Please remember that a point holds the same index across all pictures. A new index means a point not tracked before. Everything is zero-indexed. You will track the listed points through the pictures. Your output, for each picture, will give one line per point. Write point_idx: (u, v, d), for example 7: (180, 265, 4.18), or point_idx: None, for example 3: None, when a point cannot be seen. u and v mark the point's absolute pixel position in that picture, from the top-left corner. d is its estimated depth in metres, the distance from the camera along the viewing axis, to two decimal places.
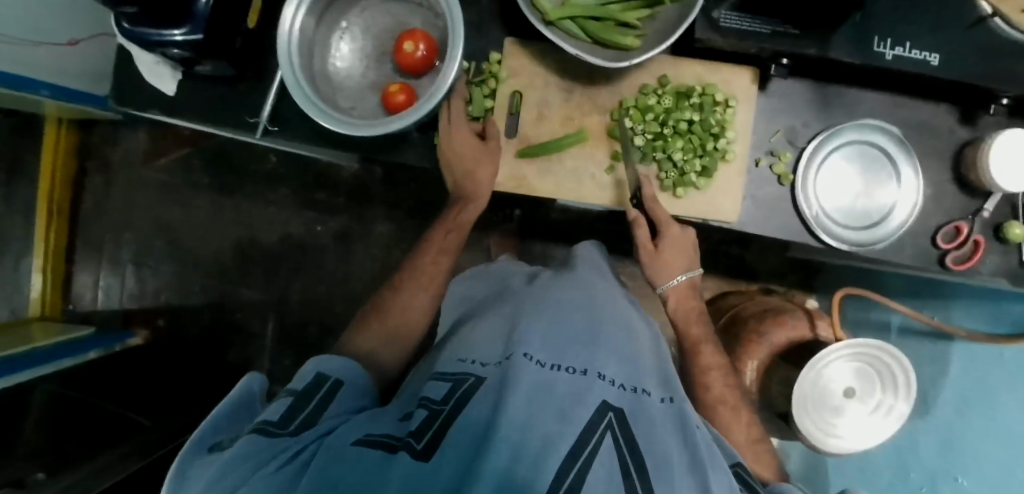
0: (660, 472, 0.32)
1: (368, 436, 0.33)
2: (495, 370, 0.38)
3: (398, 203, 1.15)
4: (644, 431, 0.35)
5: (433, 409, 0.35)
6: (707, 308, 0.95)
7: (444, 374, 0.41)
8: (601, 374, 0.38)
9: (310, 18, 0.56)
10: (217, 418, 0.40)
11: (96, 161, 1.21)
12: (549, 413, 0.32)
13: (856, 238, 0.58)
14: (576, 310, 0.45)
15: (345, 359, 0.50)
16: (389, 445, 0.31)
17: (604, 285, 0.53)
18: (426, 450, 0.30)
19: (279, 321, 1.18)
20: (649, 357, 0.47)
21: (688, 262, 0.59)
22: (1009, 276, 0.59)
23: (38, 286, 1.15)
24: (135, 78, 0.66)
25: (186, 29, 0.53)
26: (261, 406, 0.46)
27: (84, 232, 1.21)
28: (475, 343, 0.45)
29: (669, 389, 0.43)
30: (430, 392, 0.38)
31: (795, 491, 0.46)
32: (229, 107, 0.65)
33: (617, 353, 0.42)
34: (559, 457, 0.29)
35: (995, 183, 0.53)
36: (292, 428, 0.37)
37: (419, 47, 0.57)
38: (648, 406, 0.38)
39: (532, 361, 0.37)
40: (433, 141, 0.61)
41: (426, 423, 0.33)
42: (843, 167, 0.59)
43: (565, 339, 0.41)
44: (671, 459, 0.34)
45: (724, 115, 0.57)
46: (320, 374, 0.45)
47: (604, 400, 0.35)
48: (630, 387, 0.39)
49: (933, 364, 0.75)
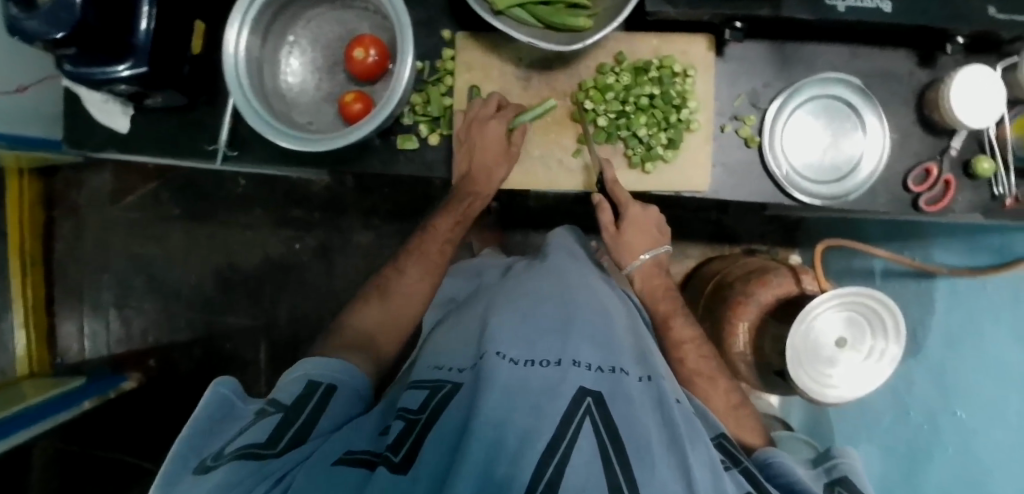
0: (640, 453, 0.32)
1: (351, 454, 0.35)
2: (470, 375, 0.41)
3: (374, 210, 1.14)
4: (623, 411, 0.36)
5: (410, 420, 0.37)
6: (693, 277, 0.99)
7: (420, 381, 0.44)
8: (575, 362, 0.40)
9: (255, 37, 0.55)
10: (197, 426, 0.41)
11: (62, 208, 1.18)
12: (524, 407, 0.34)
13: (828, 192, 0.58)
14: (549, 307, 0.48)
15: (338, 359, 0.50)
16: (371, 462, 0.34)
17: (576, 275, 0.55)
18: (404, 462, 0.32)
19: (271, 344, 1.17)
20: (626, 335, 0.49)
21: (652, 241, 0.61)
22: (982, 211, 0.60)
23: (22, 343, 1.13)
24: (85, 118, 0.65)
25: (130, 63, 0.51)
26: (244, 403, 0.46)
27: (61, 281, 1.19)
28: (448, 352, 0.49)
29: (647, 368, 0.44)
30: (408, 401, 0.40)
31: (781, 454, 0.48)
32: (186, 136, 0.64)
33: (591, 339, 0.44)
34: (537, 451, 0.30)
35: (959, 121, 0.53)
36: (281, 447, 0.37)
37: (370, 53, 0.56)
38: (626, 386, 0.39)
39: (505, 359, 0.39)
40: (396, 146, 0.60)
41: (403, 433, 0.35)
42: (809, 122, 0.59)
43: (538, 334, 0.44)
44: (650, 438, 0.35)
45: (684, 86, 0.57)
46: (311, 381, 0.47)
47: (581, 386, 0.37)
48: (607, 369, 0.41)
49: (921, 305, 0.74)
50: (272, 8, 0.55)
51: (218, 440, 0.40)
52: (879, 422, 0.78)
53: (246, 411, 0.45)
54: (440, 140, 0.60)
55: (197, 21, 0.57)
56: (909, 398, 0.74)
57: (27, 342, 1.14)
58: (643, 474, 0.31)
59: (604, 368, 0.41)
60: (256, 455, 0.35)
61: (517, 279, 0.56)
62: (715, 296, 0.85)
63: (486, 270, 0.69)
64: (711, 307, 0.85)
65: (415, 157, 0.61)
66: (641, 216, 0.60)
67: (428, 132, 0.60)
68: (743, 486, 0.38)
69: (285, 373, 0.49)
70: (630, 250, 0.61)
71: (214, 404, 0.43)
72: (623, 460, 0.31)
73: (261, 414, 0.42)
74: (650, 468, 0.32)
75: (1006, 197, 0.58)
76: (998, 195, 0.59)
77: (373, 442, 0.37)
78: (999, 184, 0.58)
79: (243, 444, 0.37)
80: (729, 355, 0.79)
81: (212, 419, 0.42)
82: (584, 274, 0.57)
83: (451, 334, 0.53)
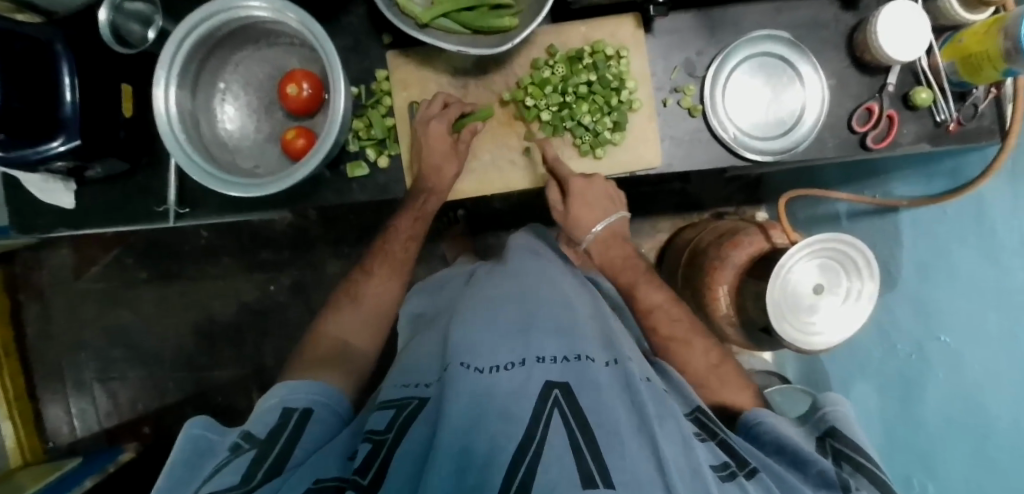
0: (609, 439, 0.37)
1: (320, 484, 0.39)
2: (436, 389, 0.47)
3: (343, 238, 1.14)
4: (589, 398, 0.42)
5: (377, 440, 0.42)
6: (669, 249, 1.02)
7: (390, 400, 0.49)
8: (539, 359, 0.46)
9: (184, 92, 0.54)
10: (166, 480, 0.42)
11: (28, 292, 1.19)
12: (492, 414, 0.39)
13: (776, 147, 0.59)
14: (516, 314, 0.54)
15: (314, 380, 0.54)
16: (341, 488, 0.38)
17: (533, 278, 0.62)
18: (372, 483, 0.37)
19: (263, 389, 1.16)
20: (591, 326, 0.55)
21: (603, 212, 0.61)
22: (928, 139, 0.61)
23: (10, 434, 1.13)
24: (29, 201, 0.63)
25: (63, 138, 0.50)
26: (216, 435, 0.47)
27: (40, 365, 1.20)
28: (416, 369, 0.55)
29: (613, 353, 0.50)
30: (376, 422, 0.45)
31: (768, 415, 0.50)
32: (135, 201, 0.63)
33: (553, 336, 0.50)
34: (508, 452, 0.35)
35: (889, 57, 0.54)
36: (255, 482, 0.39)
37: (304, 87, 0.55)
38: (592, 372, 0.45)
39: (469, 368, 0.45)
40: (347, 175, 0.59)
41: (370, 456, 0.40)
42: (747, 83, 0.60)
43: (503, 340, 0.49)
44: (620, 423, 0.40)
45: (619, 67, 0.58)
46: (286, 407, 0.49)
47: (547, 382, 0.43)
48: (573, 357, 0.47)
49: (888, 238, 0.76)
50: (195, 58, 0.54)
51: (192, 481, 0.42)
52: (875, 358, 0.78)
53: (220, 448, 0.46)
54: (389, 161, 0.60)
55: (124, 84, 0.56)
56: (896, 330, 0.73)
57: (16, 432, 1.14)
58: (613, 455, 0.35)
59: (570, 357, 0.47)
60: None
61: (480, 292, 0.61)
62: (693, 263, 0.87)
63: (450, 280, 0.74)
64: (691, 275, 0.87)
65: (369, 182, 0.61)
66: (587, 190, 0.59)
67: (376, 155, 0.60)
68: (718, 455, 0.42)
69: (262, 400, 0.52)
70: (582, 225, 0.62)
71: (188, 447, 0.45)
72: (593, 450, 0.36)
73: (235, 451, 0.43)
74: (620, 448, 0.36)
75: (949, 122, 0.59)
76: (941, 121, 0.60)
77: (340, 468, 0.41)
78: (939, 111, 0.60)
79: (216, 487, 0.38)
80: (716, 318, 0.82)
81: (187, 463, 0.44)
82: (545, 269, 0.65)
83: (424, 348, 0.59)
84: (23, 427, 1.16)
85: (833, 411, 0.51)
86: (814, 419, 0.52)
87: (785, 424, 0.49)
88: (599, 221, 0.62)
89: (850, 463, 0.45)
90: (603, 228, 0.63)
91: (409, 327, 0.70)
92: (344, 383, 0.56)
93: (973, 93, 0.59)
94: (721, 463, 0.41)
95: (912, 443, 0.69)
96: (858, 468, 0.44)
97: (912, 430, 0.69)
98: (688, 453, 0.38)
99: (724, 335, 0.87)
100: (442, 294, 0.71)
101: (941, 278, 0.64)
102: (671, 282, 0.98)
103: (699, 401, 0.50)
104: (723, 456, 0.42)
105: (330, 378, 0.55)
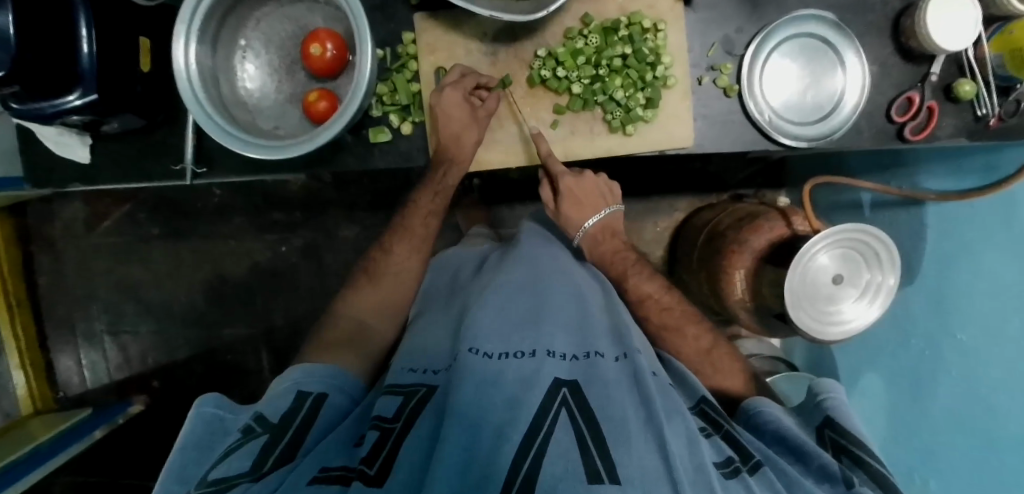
0: (614, 433, 0.38)
1: (326, 472, 0.38)
2: (444, 378, 0.48)
3: (356, 202, 1.13)
4: (596, 392, 0.43)
5: (384, 429, 0.42)
6: (687, 227, 1.02)
7: (397, 385, 0.49)
8: (550, 352, 0.47)
9: (204, 47, 0.52)
10: (179, 457, 0.42)
11: (39, 243, 1.19)
12: (498, 405, 0.40)
13: (813, 133, 0.57)
14: (525, 306, 0.55)
15: (327, 365, 0.54)
16: (345, 478, 0.38)
17: (548, 264, 0.63)
18: (379, 475, 0.36)
19: (272, 351, 1.17)
20: (601, 319, 0.55)
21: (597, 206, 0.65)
22: (967, 134, 0.58)
23: (22, 382, 1.15)
24: (45, 152, 0.62)
25: (79, 91, 0.48)
26: (231, 414, 0.48)
27: (51, 316, 1.21)
28: (424, 353, 0.55)
29: (623, 347, 0.50)
30: (382, 408, 0.45)
31: (770, 404, 0.51)
32: (152, 159, 0.62)
33: (564, 330, 0.51)
34: (514, 442, 0.36)
35: (936, 46, 0.52)
36: (265, 471, 0.39)
37: (327, 47, 0.54)
38: (601, 367, 0.46)
39: (479, 354, 0.46)
40: (369, 140, 0.59)
41: (376, 447, 0.39)
42: (787, 65, 0.58)
43: (512, 328, 0.51)
44: (628, 419, 0.40)
45: (656, 41, 0.56)
46: (300, 391, 0.49)
47: (555, 378, 0.43)
48: (582, 355, 0.48)
49: (910, 231, 0.75)
50: (217, 12, 0.52)
51: (205, 463, 0.42)
52: (886, 351, 0.77)
53: (233, 426, 0.46)
54: (412, 128, 0.60)
55: (142, 37, 0.54)
56: (911, 324, 0.72)
57: (27, 381, 1.16)
58: (619, 451, 0.36)
59: (579, 355, 0.48)
60: (235, 486, 0.37)
61: (491, 279, 0.61)
62: (710, 245, 0.87)
63: (464, 263, 0.74)
64: (707, 256, 0.87)
65: (391, 149, 0.60)
66: (579, 187, 0.64)
67: (399, 121, 0.59)
68: (722, 450, 0.42)
69: (276, 381, 0.52)
70: (574, 221, 0.65)
71: (200, 424, 0.45)
72: (599, 443, 0.37)
73: (247, 434, 0.43)
74: (626, 445, 0.37)
75: (990, 117, 0.57)
76: (982, 116, 0.57)
77: (347, 456, 0.41)
78: (981, 104, 0.57)
79: (229, 473, 0.38)
80: (731, 301, 0.81)
81: (199, 442, 0.44)
82: (556, 257, 0.65)
83: (433, 332, 0.59)
84: (35, 377, 1.18)
85: (832, 398, 0.51)
86: (813, 407, 0.52)
87: (786, 414, 0.50)
88: (592, 215, 0.65)
89: (849, 455, 0.45)
90: (596, 222, 0.65)
91: (420, 303, 0.69)
92: (355, 367, 0.57)
93: (1017, 88, 0.56)
94: (724, 459, 0.41)
95: (914, 435, 0.70)
96: (857, 463, 0.44)
97: (919, 422, 0.69)
98: (693, 451, 0.38)
99: (736, 318, 0.87)
100: (458, 268, 0.73)
101: (961, 275, 0.63)
102: (685, 265, 0.98)
103: (704, 393, 0.51)
104: (727, 452, 0.42)
105: (345, 363, 0.56)
